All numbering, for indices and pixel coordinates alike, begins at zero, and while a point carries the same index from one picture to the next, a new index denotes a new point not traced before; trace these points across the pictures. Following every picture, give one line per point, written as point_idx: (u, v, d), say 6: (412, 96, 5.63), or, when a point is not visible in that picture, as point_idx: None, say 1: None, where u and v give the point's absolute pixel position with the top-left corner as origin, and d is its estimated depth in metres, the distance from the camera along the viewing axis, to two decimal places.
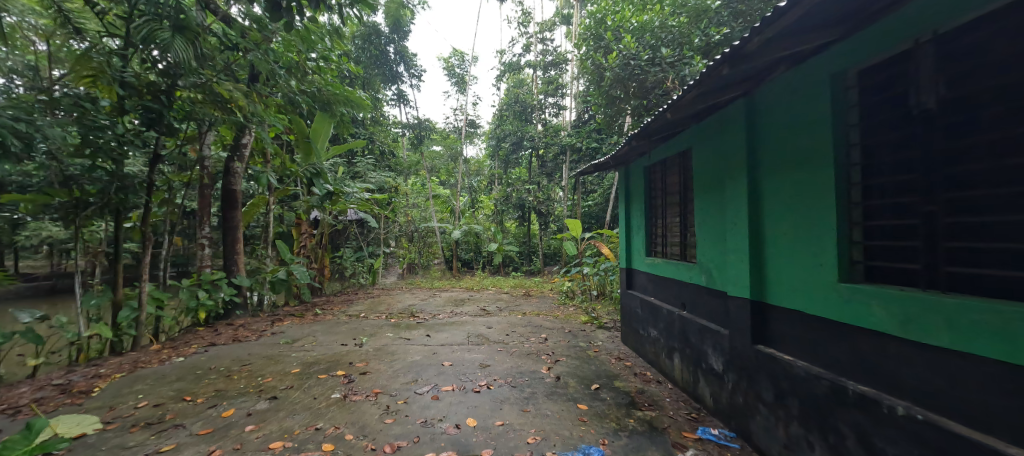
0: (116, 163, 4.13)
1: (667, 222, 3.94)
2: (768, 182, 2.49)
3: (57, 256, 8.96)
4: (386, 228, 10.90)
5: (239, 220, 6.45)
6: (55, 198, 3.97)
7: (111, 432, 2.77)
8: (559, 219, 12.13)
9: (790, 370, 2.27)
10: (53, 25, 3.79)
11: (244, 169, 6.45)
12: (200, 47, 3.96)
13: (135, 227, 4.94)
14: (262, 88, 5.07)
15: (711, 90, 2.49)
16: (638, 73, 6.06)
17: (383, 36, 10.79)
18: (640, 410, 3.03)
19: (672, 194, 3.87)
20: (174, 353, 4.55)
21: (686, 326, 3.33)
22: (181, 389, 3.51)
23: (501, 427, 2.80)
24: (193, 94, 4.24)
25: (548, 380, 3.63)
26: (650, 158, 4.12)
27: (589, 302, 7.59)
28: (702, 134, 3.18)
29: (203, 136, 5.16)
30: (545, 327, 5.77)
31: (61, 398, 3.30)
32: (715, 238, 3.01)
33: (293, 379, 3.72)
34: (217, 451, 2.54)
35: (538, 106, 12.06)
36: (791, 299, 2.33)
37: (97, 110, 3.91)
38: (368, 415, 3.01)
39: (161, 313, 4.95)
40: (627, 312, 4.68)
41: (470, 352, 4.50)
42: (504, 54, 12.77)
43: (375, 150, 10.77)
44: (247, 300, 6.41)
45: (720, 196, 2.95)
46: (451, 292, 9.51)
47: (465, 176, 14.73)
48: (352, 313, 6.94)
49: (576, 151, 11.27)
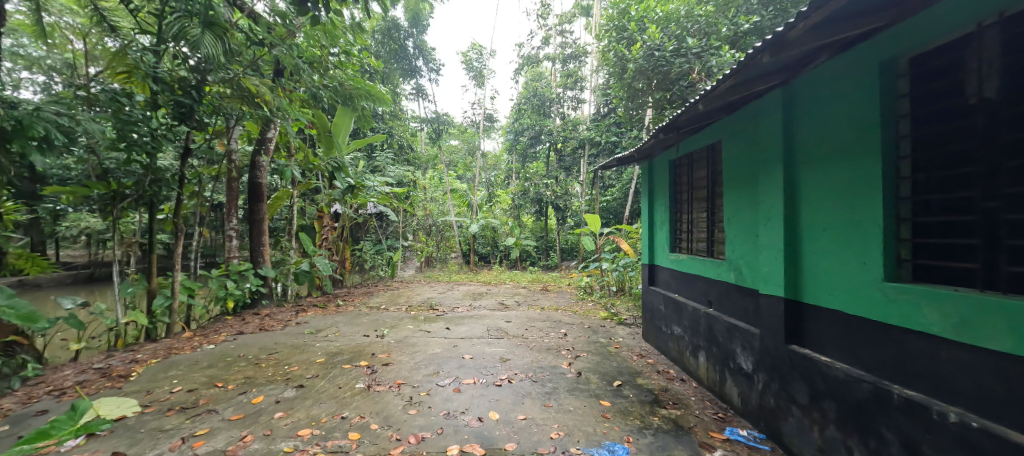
0: (150, 157, 4.26)
1: (693, 218, 3.85)
2: (807, 175, 2.38)
3: (94, 246, 9.40)
4: (404, 221, 11.04)
5: (265, 213, 6.58)
6: (93, 191, 4.13)
7: (149, 415, 2.89)
8: (577, 214, 11.97)
9: (826, 371, 2.19)
10: (88, 24, 3.98)
11: (270, 162, 6.59)
12: (228, 43, 4.08)
13: (167, 219, 5.14)
14: (287, 83, 5.22)
15: (748, 79, 2.39)
16: (662, 65, 5.88)
17: (402, 30, 10.81)
18: (665, 408, 2.98)
19: (698, 189, 3.77)
20: (205, 340, 4.72)
21: (712, 325, 3.26)
22: (213, 375, 3.63)
23: (524, 422, 2.79)
24: (221, 89, 4.43)
25: (570, 376, 3.61)
26: (676, 151, 4.01)
27: (608, 297, 7.53)
28: (733, 127, 3.08)
29: (231, 130, 5.29)
30: (564, 322, 5.75)
31: (101, 382, 3.45)
32: (745, 235, 2.94)
33: (319, 368, 3.81)
34: (248, 437, 2.61)
35: (557, 99, 11.87)
36: (828, 299, 2.25)
37: (132, 105, 4.01)
38: (392, 405, 3.05)
39: (192, 301, 5.12)
40: (649, 308, 4.60)
41: (490, 346, 4.50)
42: (523, 47, 12.65)
43: (394, 143, 11.07)
44: (272, 290, 6.61)
45: (753, 191, 2.85)
46: (469, 285, 9.56)
47: (482, 170, 14.75)
48: (373, 305, 7.07)
49: (595, 145, 11.06)
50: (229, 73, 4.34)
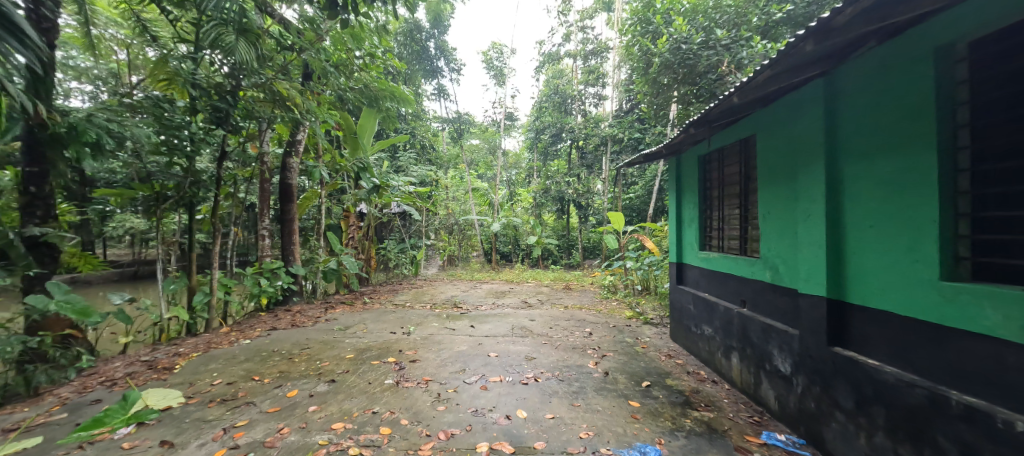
0: (189, 160, 4.47)
1: (724, 215, 3.75)
2: (851, 169, 2.27)
3: (138, 245, 9.93)
4: (427, 220, 11.16)
5: (294, 213, 6.77)
6: (138, 193, 4.35)
7: (193, 406, 3.02)
8: (599, 212, 11.83)
9: (873, 375, 2.09)
10: (132, 35, 4.25)
11: (299, 163, 6.78)
12: (260, 49, 4.29)
13: (204, 219, 5.37)
14: (315, 87, 5.36)
15: (787, 69, 2.30)
16: (689, 58, 5.69)
17: (424, 31, 10.94)
18: (697, 410, 2.91)
19: (730, 184, 3.66)
20: (242, 335, 4.90)
21: (746, 325, 3.15)
22: (250, 369, 3.77)
23: (552, 421, 2.78)
24: (255, 94, 4.55)
25: (597, 375, 3.57)
26: (706, 146, 3.89)
27: (633, 297, 7.41)
28: (769, 119, 2.97)
29: (262, 133, 5.47)
30: (589, 321, 5.69)
31: (148, 373, 3.64)
32: (782, 232, 2.84)
33: (349, 364, 3.89)
34: (285, 429, 2.70)
35: (578, 96, 11.52)
36: (874, 299, 2.15)
37: (173, 110, 4.19)
38: (421, 402, 3.09)
39: (229, 298, 5.34)
40: (677, 308, 4.50)
41: (514, 344, 4.50)
42: (544, 44, 12.37)
43: (416, 144, 11.36)
44: (302, 288, 6.82)
45: (791, 186, 2.74)
46: (491, 284, 9.58)
47: (503, 169, 14.76)
48: (399, 303, 7.20)
49: (618, 142, 10.82)
50: (262, 78, 4.48)
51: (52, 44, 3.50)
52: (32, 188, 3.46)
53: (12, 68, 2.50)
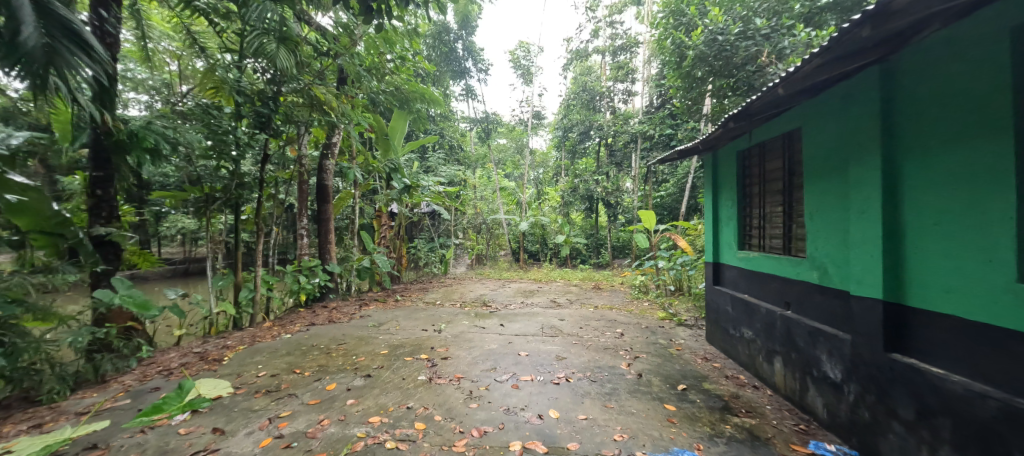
0: (235, 164, 4.70)
1: (765, 213, 3.59)
2: (910, 163, 2.14)
3: (188, 243, 10.60)
4: (455, 220, 11.28)
5: (330, 213, 7.00)
6: (190, 194, 4.62)
7: (241, 396, 3.19)
8: (629, 211, 11.59)
9: (937, 385, 1.95)
10: (183, 47, 4.54)
11: (335, 165, 7.00)
12: (298, 55, 4.46)
13: (249, 219, 5.64)
14: (349, 90, 5.52)
15: (841, 57, 2.18)
16: (726, 50, 5.44)
17: (452, 32, 11.08)
18: (737, 416, 2.80)
19: (772, 181, 3.50)
20: (283, 330, 5.12)
21: (791, 329, 3.01)
22: (292, 362, 3.93)
23: (584, 422, 2.75)
24: (295, 99, 4.71)
25: (629, 377, 3.50)
26: (746, 140, 3.73)
27: (665, 297, 7.23)
28: (817, 111, 2.82)
29: (301, 137, 5.67)
30: (620, 321, 5.60)
31: (200, 364, 3.86)
32: (832, 230, 2.69)
33: (383, 360, 3.99)
34: (325, 420, 2.80)
35: (607, 93, 11.35)
36: (939, 301, 2.01)
37: (221, 116, 4.42)
38: (454, 398, 3.13)
39: (271, 294, 5.60)
40: (713, 309, 4.35)
41: (544, 343, 4.48)
42: (572, 41, 12.26)
43: (445, 144, 11.82)
44: (338, 285, 7.05)
45: (841, 182, 2.60)
46: (520, 283, 9.59)
47: (531, 168, 14.71)
48: (429, 300, 7.32)
49: (648, 139, 10.53)
50: (301, 83, 4.66)
51: (115, 58, 3.77)
52: (99, 191, 3.74)
53: (80, 80, 2.80)
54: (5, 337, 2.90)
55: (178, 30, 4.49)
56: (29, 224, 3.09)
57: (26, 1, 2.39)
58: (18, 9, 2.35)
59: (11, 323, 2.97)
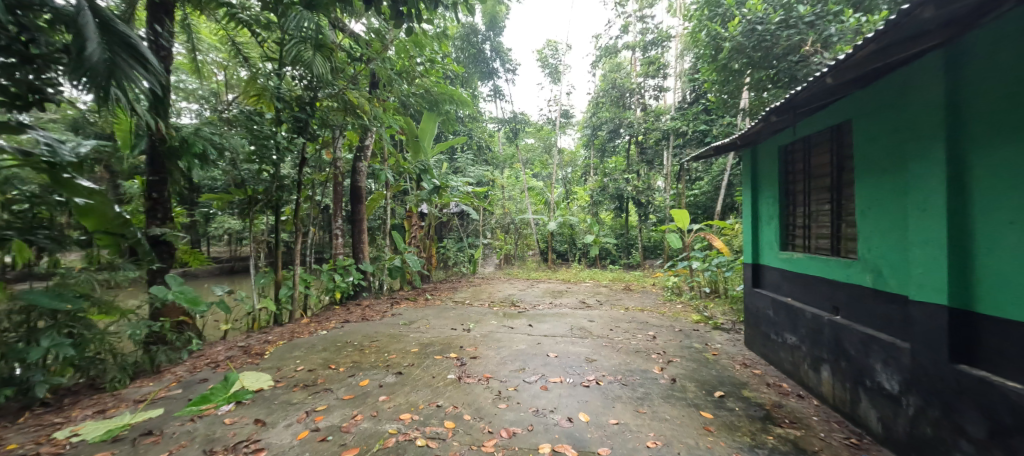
0: (275, 167, 4.88)
1: (810, 211, 3.38)
2: (980, 155, 1.97)
3: (234, 243, 11.18)
4: (484, 220, 11.35)
5: (363, 213, 7.17)
6: (236, 197, 4.85)
7: (280, 389, 3.30)
8: (660, 210, 11.28)
9: (1013, 401, 1.79)
10: (229, 57, 4.79)
11: (367, 167, 7.17)
12: (332, 61, 4.58)
13: (288, 220, 5.86)
14: (381, 94, 5.64)
15: (899, 41, 2.03)
16: (766, 40, 5.17)
17: (479, 34, 11.18)
18: (781, 426, 2.64)
19: (818, 176, 3.30)
20: (319, 326, 5.29)
21: (840, 335, 2.82)
22: (327, 358, 4.04)
23: (616, 427, 2.67)
24: (330, 105, 4.84)
25: (663, 382, 3.38)
26: (789, 135, 3.53)
27: (700, 299, 6.98)
28: (869, 102, 2.64)
29: (336, 140, 5.83)
30: (652, 324, 5.44)
31: (243, 358, 4.03)
32: (887, 230, 2.50)
33: (414, 358, 4.04)
34: (358, 416, 2.86)
35: (637, 90, 11.06)
36: (1016, 307, 1.84)
37: (262, 122, 4.60)
38: (483, 398, 3.12)
39: (308, 291, 5.79)
40: (752, 312, 4.14)
41: (574, 345, 4.41)
42: (601, 38, 12.05)
43: (473, 145, 11.94)
44: (371, 284, 7.23)
45: (897, 178, 2.42)
46: (548, 283, 9.51)
47: (559, 167, 14.58)
48: (458, 300, 7.37)
49: (680, 135, 10.22)
50: (335, 89, 4.80)
51: (168, 70, 4.00)
52: (155, 194, 4.00)
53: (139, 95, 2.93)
54: (74, 328, 3.09)
55: (224, 41, 4.73)
56: (96, 224, 3.31)
57: (88, 19, 2.63)
58: (84, 26, 2.59)
59: (79, 316, 3.15)
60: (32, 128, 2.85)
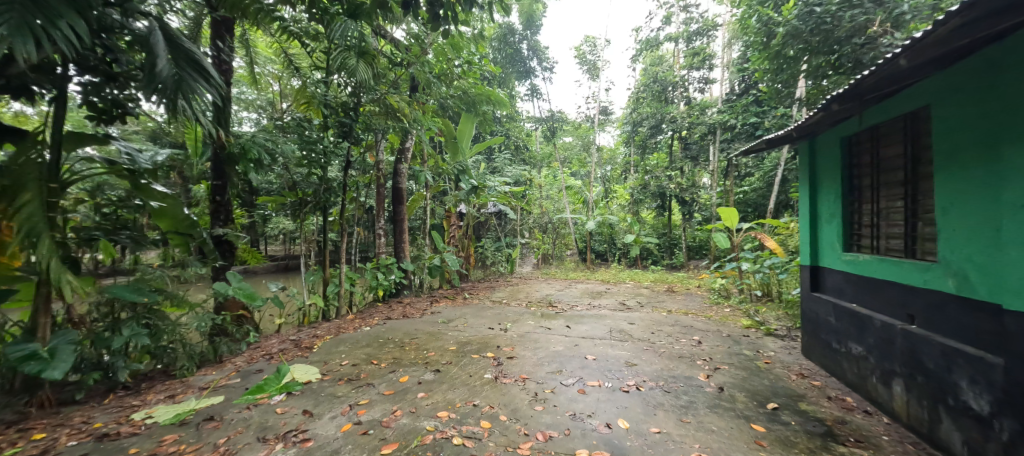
0: (323, 171, 5.07)
1: (879, 208, 3.07)
2: None
3: (287, 242, 11.85)
4: (521, 219, 11.32)
5: (404, 214, 7.33)
6: (288, 198, 5.10)
7: (326, 382, 3.42)
8: (706, 209, 10.74)
9: None
10: (282, 68, 5.08)
11: (408, 168, 7.33)
12: (374, 67, 4.70)
13: (334, 221, 6.09)
14: (420, 97, 5.73)
15: (989, 14, 1.79)
16: (825, 23, 4.78)
17: (517, 33, 11.25)
18: (844, 445, 2.41)
19: (889, 169, 2.99)
20: (362, 323, 5.45)
21: (915, 347, 2.53)
22: (370, 353, 4.15)
23: (658, 436, 2.53)
24: (373, 109, 5.00)
25: (709, 390, 3.19)
26: (854, 124, 3.22)
27: (751, 303, 6.56)
28: (950, 85, 2.36)
29: (378, 143, 5.97)
30: (697, 328, 5.17)
31: (294, 351, 4.23)
32: (975, 228, 2.22)
33: (452, 356, 4.06)
34: (398, 411, 2.89)
35: (681, 83, 10.58)
36: None
37: (312, 128, 4.78)
38: (519, 399, 3.07)
39: (352, 289, 5.99)
40: (810, 318, 3.83)
41: (614, 348, 4.26)
42: (641, 31, 11.67)
43: (511, 145, 12.09)
44: (412, 282, 7.38)
45: (986, 170, 2.15)
46: (587, 284, 9.31)
47: (598, 165, 14.28)
48: (496, 299, 7.36)
49: (728, 129, 9.68)
50: (378, 94, 4.95)
51: (229, 82, 4.26)
52: (218, 197, 4.30)
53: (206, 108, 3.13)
54: (150, 320, 3.33)
55: (278, 53, 4.99)
56: (168, 225, 3.57)
57: (159, 38, 2.83)
58: (154, 45, 2.79)
59: (154, 308, 3.39)
60: (116, 139, 3.20)
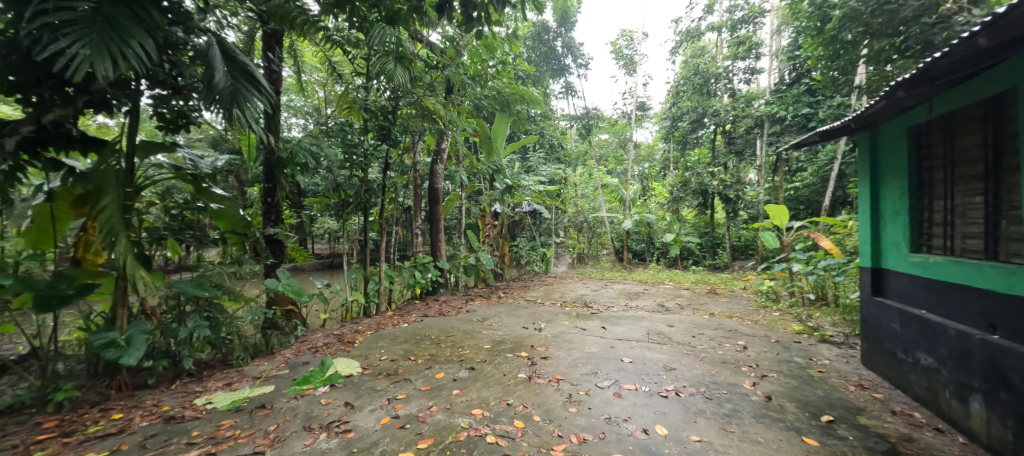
0: (364, 173, 5.26)
1: (954, 204, 2.77)
2: None
3: (331, 241, 12.40)
4: (556, 218, 11.22)
5: (440, 214, 7.45)
6: (332, 200, 5.31)
7: (366, 376, 3.52)
8: (752, 207, 10.18)
9: None
10: (327, 76, 5.34)
11: (444, 169, 7.44)
12: (411, 70, 4.78)
13: (374, 220, 6.29)
14: (455, 98, 5.79)
15: None
16: (889, 4, 4.36)
17: (551, 31, 11.15)
18: None
19: (966, 162, 2.69)
20: (400, 320, 5.58)
21: (999, 360, 2.27)
22: (408, 349, 4.24)
23: (698, 444, 2.41)
24: (409, 111, 5.10)
25: (755, 399, 3.00)
26: (924, 112, 2.92)
27: (802, 307, 6.14)
28: None
29: (415, 145, 6.09)
30: (743, 332, 4.90)
31: (337, 345, 4.39)
32: None
33: (486, 354, 4.06)
34: (433, 407, 2.93)
35: (724, 74, 10.00)
36: None
37: (353, 132, 4.96)
38: (553, 400, 3.03)
39: (391, 286, 6.15)
40: (870, 325, 3.52)
41: (652, 351, 4.11)
42: (681, 22, 11.25)
43: (545, 144, 12.04)
44: (448, 280, 7.49)
45: None
46: (624, 284, 9.08)
47: (635, 163, 13.89)
48: (531, 299, 7.33)
49: (776, 122, 9.11)
50: (414, 96, 5.05)
51: (278, 90, 4.48)
52: (269, 198, 4.53)
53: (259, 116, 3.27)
54: (211, 313, 3.57)
55: (322, 61, 5.21)
56: (225, 225, 3.76)
57: (217, 52, 3.02)
58: (212, 58, 2.97)
59: (214, 302, 3.63)
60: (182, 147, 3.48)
